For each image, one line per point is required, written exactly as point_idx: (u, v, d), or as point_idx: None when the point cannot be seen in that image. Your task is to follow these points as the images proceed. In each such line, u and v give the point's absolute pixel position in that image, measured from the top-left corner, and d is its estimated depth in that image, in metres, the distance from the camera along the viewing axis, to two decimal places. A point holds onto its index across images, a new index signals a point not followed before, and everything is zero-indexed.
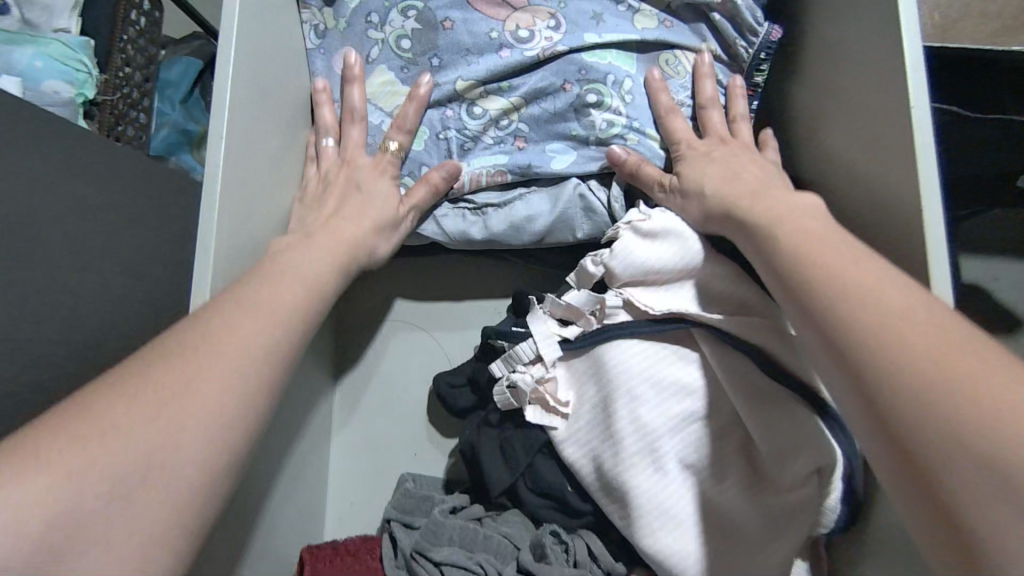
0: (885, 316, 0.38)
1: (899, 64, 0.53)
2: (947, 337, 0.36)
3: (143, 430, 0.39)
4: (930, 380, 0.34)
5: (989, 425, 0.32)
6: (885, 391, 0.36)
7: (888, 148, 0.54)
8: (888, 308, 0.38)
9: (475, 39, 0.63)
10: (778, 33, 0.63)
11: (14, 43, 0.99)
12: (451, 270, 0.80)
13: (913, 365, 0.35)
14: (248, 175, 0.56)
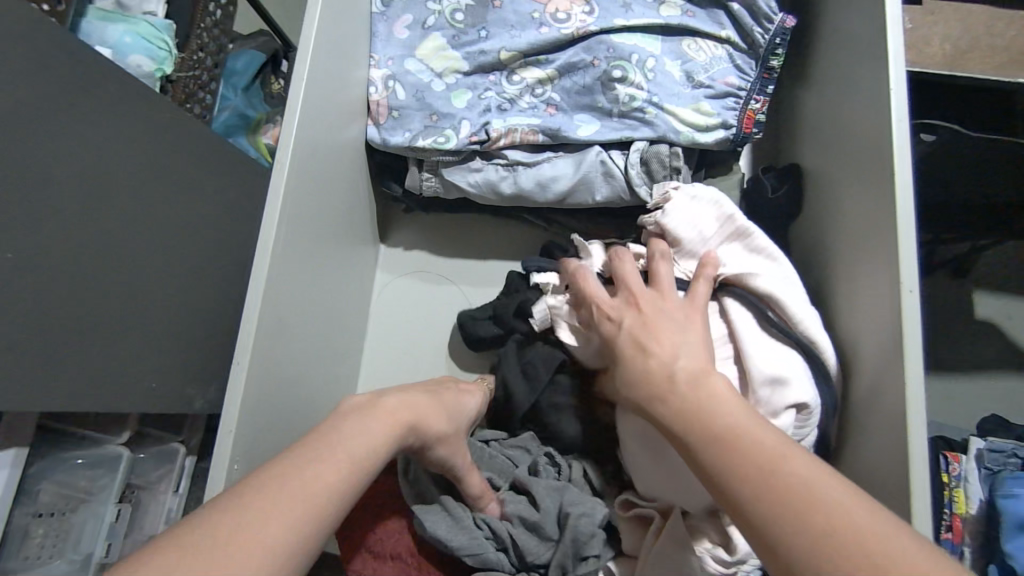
0: (768, 463, 0.43)
1: (883, 54, 0.62)
2: (819, 484, 0.41)
3: (299, 502, 0.44)
4: (809, 534, 0.40)
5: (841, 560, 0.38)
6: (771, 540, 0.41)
7: (871, 126, 0.63)
8: (766, 456, 0.44)
9: (519, 17, 0.75)
10: (792, 22, 0.72)
11: (108, 20, 1.11)
12: (481, 231, 0.89)
13: (790, 516, 0.41)
14: (307, 174, 0.68)
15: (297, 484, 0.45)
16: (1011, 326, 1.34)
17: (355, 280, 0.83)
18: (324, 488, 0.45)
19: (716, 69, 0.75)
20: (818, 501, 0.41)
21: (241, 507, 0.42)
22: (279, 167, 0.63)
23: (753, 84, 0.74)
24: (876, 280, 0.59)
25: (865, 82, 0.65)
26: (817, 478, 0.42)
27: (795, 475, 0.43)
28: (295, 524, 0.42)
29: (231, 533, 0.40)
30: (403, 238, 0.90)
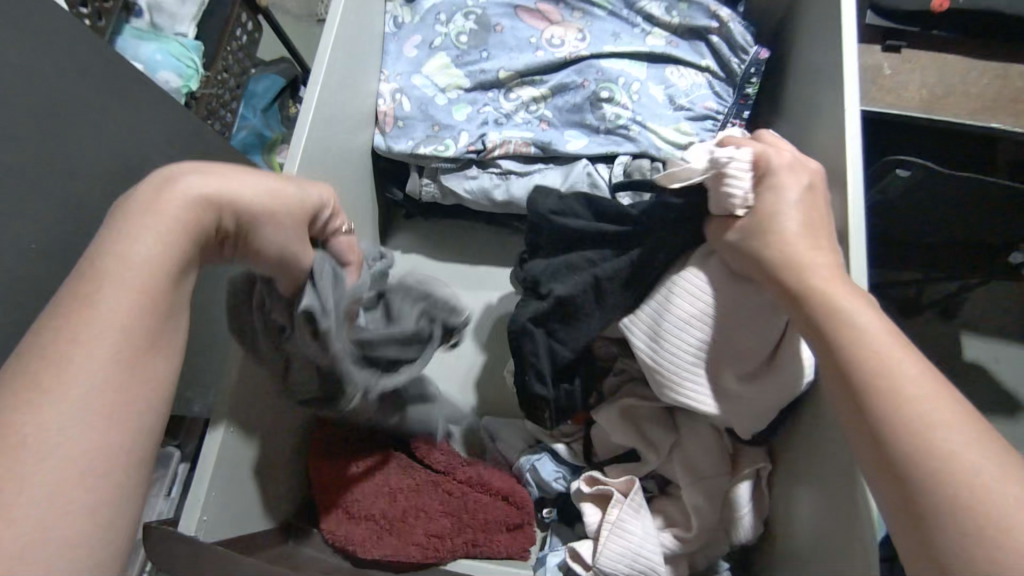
0: (913, 385, 0.41)
1: (840, 80, 0.68)
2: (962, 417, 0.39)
3: (68, 396, 0.36)
4: (935, 453, 0.38)
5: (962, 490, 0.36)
6: (897, 456, 0.39)
7: (830, 144, 0.68)
8: (911, 382, 0.41)
9: (518, 41, 0.83)
10: (764, 55, 0.79)
11: (142, 39, 1.19)
12: (480, 239, 0.94)
13: (932, 442, 0.38)
14: (314, 175, 0.73)
15: (62, 384, 0.36)
16: (998, 369, 1.36)
17: None
18: (90, 383, 0.37)
19: (696, 94, 0.81)
20: (950, 451, 0.37)
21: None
22: (287, 168, 0.69)
23: (730, 109, 0.81)
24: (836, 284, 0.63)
25: (826, 106, 0.70)
26: (958, 409, 0.39)
27: (946, 429, 0.38)
28: (93, 393, 0.37)
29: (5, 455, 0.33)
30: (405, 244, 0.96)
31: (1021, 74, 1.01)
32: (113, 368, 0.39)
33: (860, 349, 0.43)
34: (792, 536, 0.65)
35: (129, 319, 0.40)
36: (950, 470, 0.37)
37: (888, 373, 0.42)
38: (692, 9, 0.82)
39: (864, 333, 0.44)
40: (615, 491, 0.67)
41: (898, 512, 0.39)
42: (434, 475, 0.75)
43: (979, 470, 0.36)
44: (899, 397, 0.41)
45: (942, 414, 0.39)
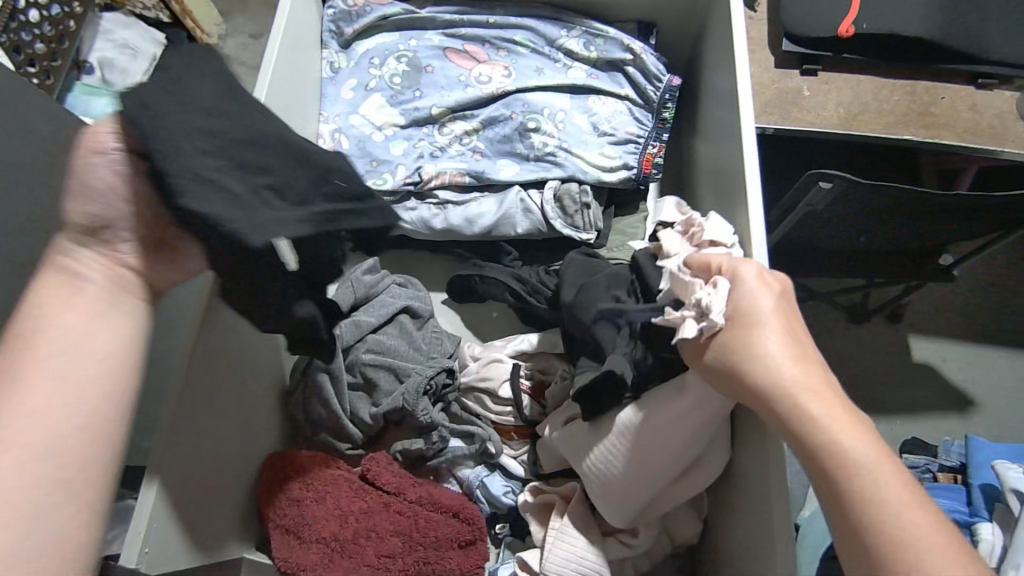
0: (862, 473, 0.46)
1: (738, 102, 0.74)
2: (913, 502, 0.45)
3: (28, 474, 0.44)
4: (892, 544, 0.43)
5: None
6: (862, 547, 0.44)
7: (737, 159, 0.74)
8: (865, 471, 0.46)
9: (447, 79, 0.89)
10: (677, 82, 0.87)
11: (94, 95, 1.22)
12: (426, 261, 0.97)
13: (894, 531, 0.44)
14: None
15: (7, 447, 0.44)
16: (944, 367, 1.41)
17: None
18: (67, 437, 0.46)
19: (618, 120, 0.87)
20: (910, 551, 0.43)
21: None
22: None
23: (650, 133, 0.87)
24: None
25: (731, 125, 0.76)
26: (908, 492, 0.45)
27: (885, 506, 0.44)
28: (66, 434, 0.46)
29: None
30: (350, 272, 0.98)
31: (927, 89, 1.08)
32: (75, 451, 0.47)
33: (819, 442, 0.48)
34: (730, 533, 0.69)
35: (94, 419, 0.48)
36: (911, 556, 0.42)
37: (844, 466, 0.46)
38: (607, 44, 0.88)
39: (843, 444, 0.47)
40: (558, 500, 0.71)
41: None
42: (386, 496, 0.77)
43: (914, 541, 0.43)
44: (877, 513, 0.44)
45: (920, 534, 0.43)
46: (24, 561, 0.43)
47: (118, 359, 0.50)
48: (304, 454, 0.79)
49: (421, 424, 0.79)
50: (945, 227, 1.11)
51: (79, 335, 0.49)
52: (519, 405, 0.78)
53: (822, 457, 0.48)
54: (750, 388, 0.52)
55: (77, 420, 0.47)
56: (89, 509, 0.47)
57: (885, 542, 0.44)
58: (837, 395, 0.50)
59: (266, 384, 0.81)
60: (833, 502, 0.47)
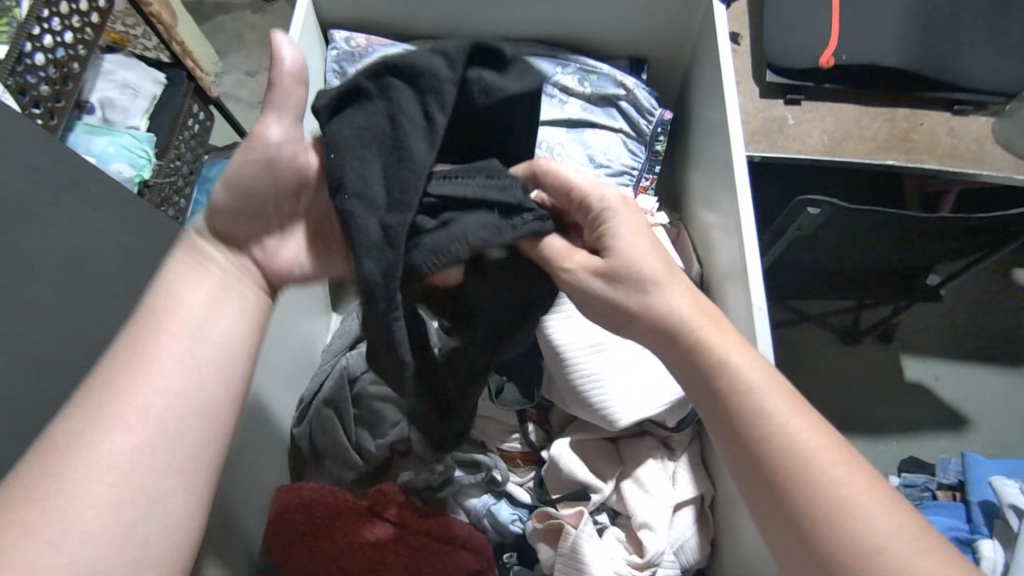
0: (774, 425, 0.49)
1: (728, 131, 0.77)
2: (826, 442, 0.48)
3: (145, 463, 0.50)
4: (811, 485, 0.46)
5: (836, 518, 0.45)
6: (794, 493, 0.47)
7: (727, 186, 0.77)
8: (780, 422, 0.49)
9: None
10: (667, 116, 0.91)
11: (94, 134, 1.24)
12: None
13: (818, 472, 0.46)
14: None
15: (132, 443, 0.49)
16: (938, 386, 1.44)
17: (307, 343, 0.91)
18: (181, 418, 0.52)
19: (612, 153, 0.91)
20: (828, 491, 0.46)
21: (73, 465, 0.47)
22: None
23: (643, 164, 0.92)
24: (739, 304, 0.72)
25: (721, 153, 0.80)
26: (821, 435, 0.48)
27: (805, 452, 0.47)
28: (178, 421, 0.51)
29: (65, 478, 0.47)
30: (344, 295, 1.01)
31: (906, 116, 1.13)
32: (176, 443, 0.51)
33: (736, 400, 0.50)
34: (739, 553, 0.70)
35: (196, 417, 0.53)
36: (827, 494, 0.46)
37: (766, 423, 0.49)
38: (601, 80, 0.92)
39: (760, 391, 0.50)
40: (566, 525, 0.71)
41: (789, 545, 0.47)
42: (395, 529, 0.77)
43: (829, 479, 0.46)
44: (800, 462, 0.47)
45: (823, 457, 0.47)
46: (141, 540, 0.49)
47: (230, 344, 0.56)
48: (310, 489, 0.78)
49: (428, 452, 0.80)
50: (931, 249, 1.15)
51: (189, 341, 0.54)
52: (525, 432, 0.80)
53: (728, 394, 0.51)
54: (676, 336, 0.55)
55: (183, 418, 0.52)
56: (198, 494, 0.53)
57: (798, 487, 0.47)
58: (732, 338, 0.53)
59: (274, 414, 0.81)
60: (738, 435, 0.50)
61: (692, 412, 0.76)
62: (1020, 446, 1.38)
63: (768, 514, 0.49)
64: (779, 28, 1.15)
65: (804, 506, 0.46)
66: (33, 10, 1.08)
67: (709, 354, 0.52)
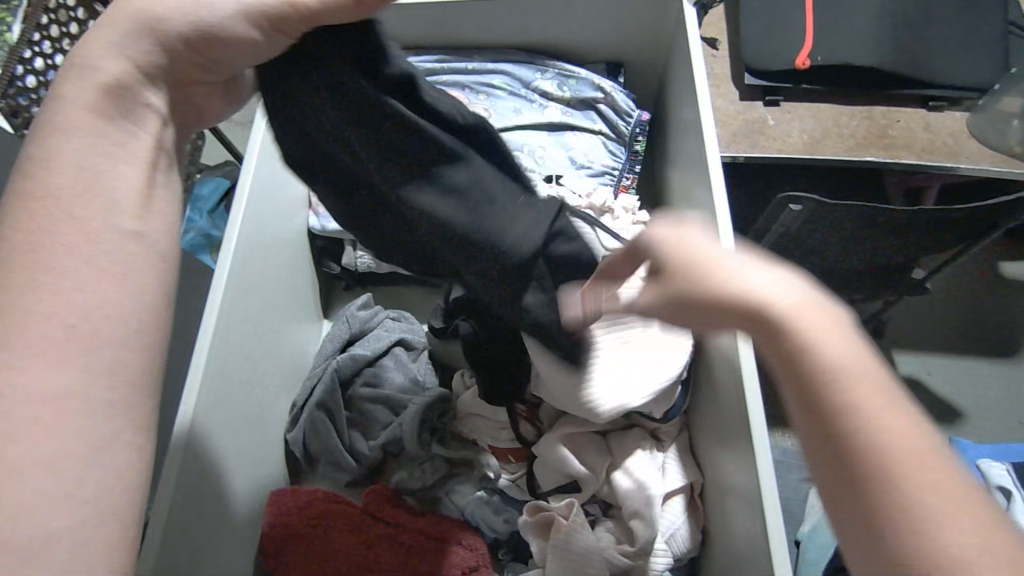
0: (862, 401, 0.38)
1: (702, 129, 0.79)
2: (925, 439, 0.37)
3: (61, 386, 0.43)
4: (896, 477, 0.35)
5: (927, 516, 0.34)
6: (871, 485, 0.36)
7: (703, 181, 0.79)
8: (867, 398, 0.38)
9: None
10: (646, 116, 0.95)
11: None
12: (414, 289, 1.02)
13: (898, 461, 0.36)
14: (254, 243, 0.78)
15: (32, 359, 0.42)
16: (929, 380, 1.45)
17: (299, 349, 0.92)
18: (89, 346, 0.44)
19: (594, 154, 0.93)
20: (911, 487, 0.35)
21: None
22: (228, 239, 0.73)
23: (624, 165, 0.94)
24: None
25: (697, 151, 0.82)
26: (919, 431, 0.37)
27: (890, 439, 0.37)
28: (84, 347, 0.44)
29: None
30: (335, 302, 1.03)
31: (882, 113, 1.15)
32: (97, 354, 0.44)
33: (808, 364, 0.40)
34: (727, 537, 0.71)
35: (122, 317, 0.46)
36: (914, 488, 0.35)
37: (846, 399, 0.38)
38: (579, 85, 0.95)
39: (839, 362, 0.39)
40: (558, 518, 0.73)
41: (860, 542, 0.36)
42: (388, 528, 0.78)
43: (916, 476, 0.35)
44: (878, 446, 0.36)
45: (917, 461, 0.36)
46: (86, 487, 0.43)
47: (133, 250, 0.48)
48: (303, 492, 0.79)
49: (420, 451, 0.81)
50: (912, 242, 1.17)
51: (102, 217, 0.47)
52: (516, 429, 0.81)
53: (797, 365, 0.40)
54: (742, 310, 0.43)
55: (110, 322, 0.45)
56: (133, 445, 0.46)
57: (875, 475, 0.36)
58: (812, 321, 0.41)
59: (267, 420, 0.82)
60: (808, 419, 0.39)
61: (678, 402, 0.78)
62: (1012, 435, 1.39)
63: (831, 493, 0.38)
64: (755, 32, 1.18)
65: (878, 498, 0.36)
66: (24, 34, 1.11)
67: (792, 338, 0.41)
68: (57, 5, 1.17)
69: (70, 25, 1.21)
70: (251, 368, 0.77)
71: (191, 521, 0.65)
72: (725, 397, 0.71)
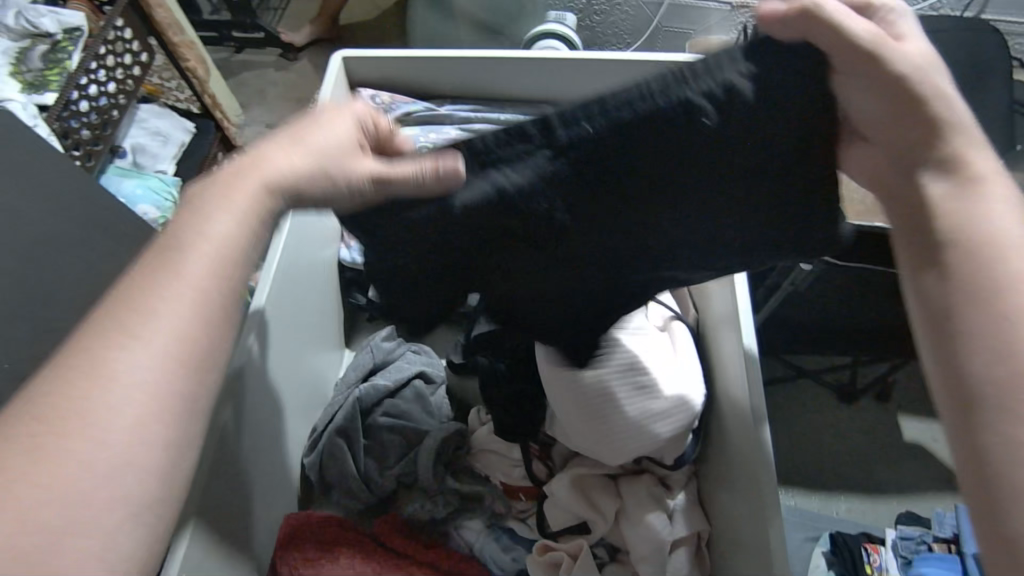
0: (976, 275, 0.48)
1: None
2: (987, 276, 0.48)
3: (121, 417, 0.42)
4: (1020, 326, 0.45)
5: (1008, 360, 0.44)
6: (955, 331, 0.47)
7: None
8: (995, 275, 0.47)
9: None
10: None
11: (126, 177, 1.31)
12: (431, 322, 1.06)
13: (1013, 308, 0.46)
14: (291, 268, 0.82)
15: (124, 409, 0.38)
16: (937, 446, 1.43)
17: (320, 373, 0.95)
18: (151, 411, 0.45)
19: None
20: (1007, 335, 0.45)
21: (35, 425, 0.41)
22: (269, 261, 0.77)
23: None
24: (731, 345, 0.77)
25: None
26: (1003, 260, 0.48)
27: (1005, 297, 0.46)
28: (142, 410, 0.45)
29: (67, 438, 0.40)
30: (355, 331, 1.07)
31: None
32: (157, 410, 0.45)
33: (977, 245, 0.49)
34: None
35: (193, 338, 0.46)
36: (1002, 337, 0.45)
37: (973, 276, 0.48)
38: None
39: (992, 241, 0.49)
40: (565, 559, 0.76)
41: (944, 387, 0.47)
42: (399, 559, 0.79)
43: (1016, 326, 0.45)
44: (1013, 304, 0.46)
45: (1008, 287, 0.47)
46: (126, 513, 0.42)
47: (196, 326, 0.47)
48: (316, 517, 0.80)
49: (433, 483, 0.82)
50: None
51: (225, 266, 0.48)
52: (529, 467, 0.83)
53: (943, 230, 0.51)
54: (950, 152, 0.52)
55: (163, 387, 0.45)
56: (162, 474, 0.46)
57: (984, 324, 0.46)
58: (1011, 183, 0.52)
59: (285, 443, 0.84)
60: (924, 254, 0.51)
61: (689, 450, 0.79)
62: None
63: (931, 341, 0.48)
64: None
65: (970, 343, 0.46)
66: (83, 63, 1.18)
67: (974, 185, 0.51)
68: (115, 38, 1.25)
69: (125, 57, 1.29)
70: (280, 389, 0.80)
71: (210, 539, 0.66)
72: (738, 448, 0.73)
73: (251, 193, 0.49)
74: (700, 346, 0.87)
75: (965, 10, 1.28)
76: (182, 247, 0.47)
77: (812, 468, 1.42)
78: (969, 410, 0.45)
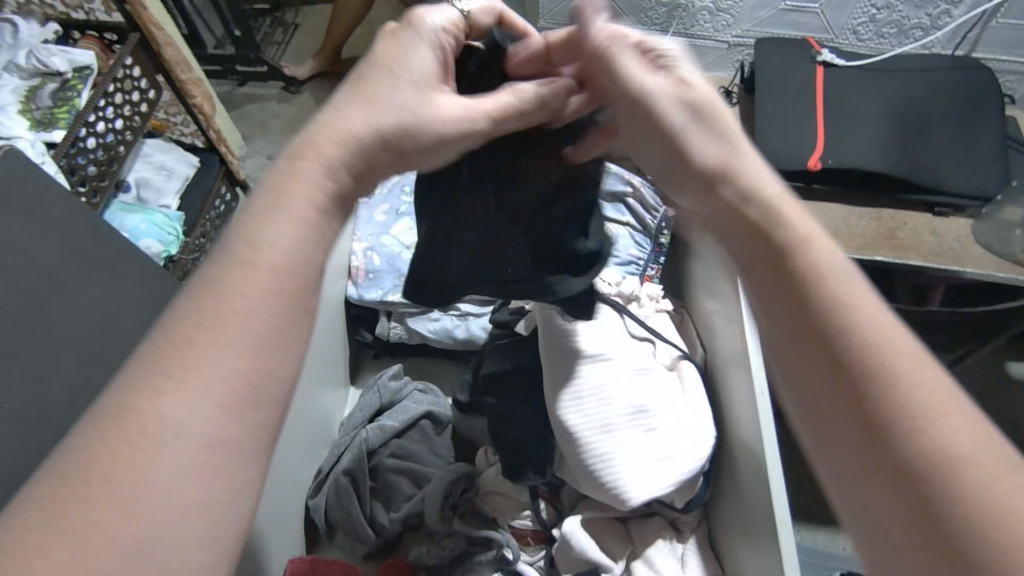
0: (910, 381, 0.39)
1: None
2: (915, 372, 0.39)
3: None
4: (920, 429, 0.37)
5: (955, 472, 0.36)
6: (923, 468, 0.36)
7: (718, 279, 0.84)
8: (908, 368, 0.39)
9: None
10: (669, 213, 1.04)
11: (128, 211, 1.29)
12: (436, 359, 1.06)
13: (928, 403, 0.38)
14: None
15: None
16: None
17: (327, 413, 0.95)
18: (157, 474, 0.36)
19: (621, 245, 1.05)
20: (937, 437, 0.37)
21: None
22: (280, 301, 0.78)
23: (648, 256, 1.03)
24: (741, 387, 0.76)
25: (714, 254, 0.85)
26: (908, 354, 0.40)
27: (924, 389, 0.39)
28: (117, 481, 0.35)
29: None
30: (360, 369, 1.07)
31: (891, 216, 1.17)
32: None
33: (874, 343, 0.40)
34: None
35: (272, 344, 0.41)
36: (934, 443, 0.37)
37: (909, 378, 0.39)
38: (661, 222, 1.03)
39: (840, 310, 0.42)
40: None
41: (909, 533, 0.36)
42: None
43: (949, 433, 0.37)
44: (917, 395, 0.38)
45: (901, 362, 0.40)
46: None
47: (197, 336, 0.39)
48: (320, 563, 0.78)
49: (440, 528, 0.81)
50: (919, 335, 1.17)
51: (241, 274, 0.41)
52: (537, 510, 0.83)
53: (845, 356, 0.40)
54: (773, 234, 0.46)
55: None
56: None
57: (904, 422, 0.38)
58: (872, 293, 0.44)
59: (290, 487, 0.82)
60: (843, 389, 0.40)
61: (700, 493, 0.79)
62: None
63: (853, 452, 0.39)
64: (764, 129, 1.19)
65: (936, 479, 0.36)
66: (90, 100, 1.17)
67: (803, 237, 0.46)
68: (124, 75, 1.24)
69: (133, 95, 1.28)
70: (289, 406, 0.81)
71: None
72: (754, 490, 0.71)
73: (308, 206, 0.44)
74: (709, 385, 0.87)
75: (955, 49, 1.30)
76: (230, 273, 0.41)
77: (820, 504, 1.38)
78: (945, 548, 0.35)
